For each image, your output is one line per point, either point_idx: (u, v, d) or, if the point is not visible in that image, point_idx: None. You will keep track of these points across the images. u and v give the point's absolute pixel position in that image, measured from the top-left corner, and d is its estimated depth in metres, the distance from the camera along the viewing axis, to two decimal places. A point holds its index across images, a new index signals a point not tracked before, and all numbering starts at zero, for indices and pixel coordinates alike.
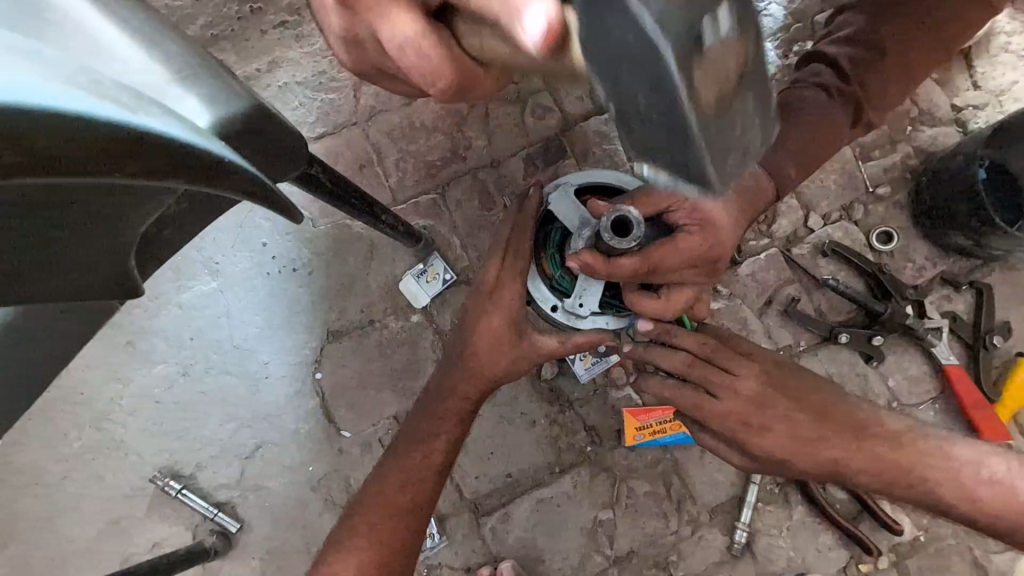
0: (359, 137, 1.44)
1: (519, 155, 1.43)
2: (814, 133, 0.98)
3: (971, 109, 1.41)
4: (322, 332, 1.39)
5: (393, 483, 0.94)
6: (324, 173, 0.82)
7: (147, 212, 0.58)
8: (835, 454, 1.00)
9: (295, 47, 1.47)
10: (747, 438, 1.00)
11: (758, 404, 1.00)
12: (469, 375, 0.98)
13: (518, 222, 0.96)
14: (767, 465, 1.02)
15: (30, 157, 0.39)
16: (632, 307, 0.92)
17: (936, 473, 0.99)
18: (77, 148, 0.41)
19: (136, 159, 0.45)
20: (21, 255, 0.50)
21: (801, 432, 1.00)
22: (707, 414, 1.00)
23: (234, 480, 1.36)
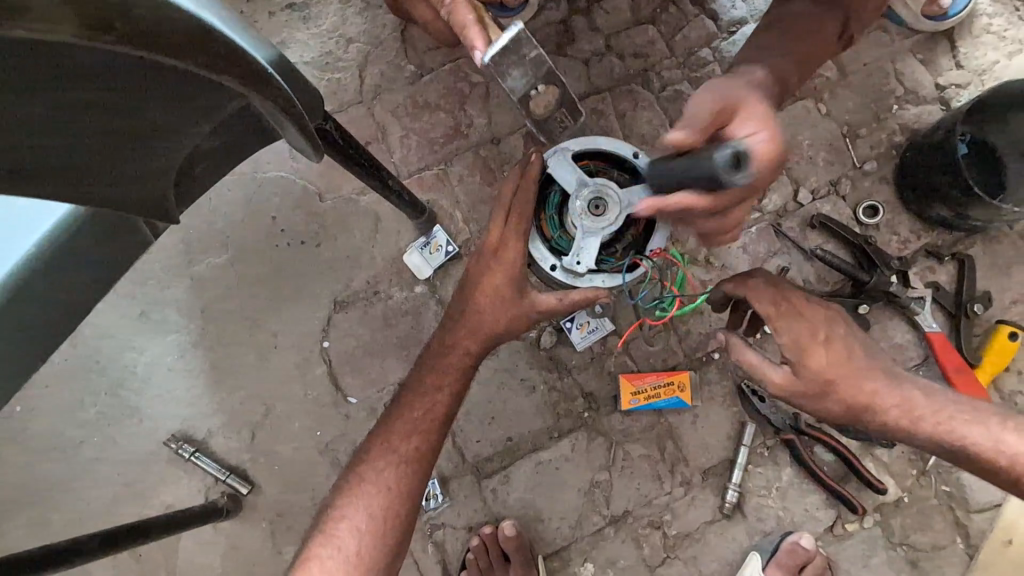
0: (365, 115, 1.50)
1: (519, 133, 1.49)
2: (810, 40, 1.04)
3: (954, 88, 1.46)
4: (329, 302, 1.44)
5: (398, 433, 0.96)
6: (337, 128, 0.87)
7: (182, 137, 0.64)
8: (877, 384, 1.00)
9: (303, 29, 1.52)
10: (812, 347, 0.98)
11: (828, 321, 1.00)
12: (470, 331, 1.01)
13: (523, 184, 0.99)
14: (817, 385, 0.99)
15: (132, 28, 0.46)
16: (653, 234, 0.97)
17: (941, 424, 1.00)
18: (168, 32, 0.48)
19: (206, 53, 0.52)
20: (80, 155, 0.56)
21: (856, 354, 1.00)
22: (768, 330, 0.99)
23: (245, 444, 1.42)
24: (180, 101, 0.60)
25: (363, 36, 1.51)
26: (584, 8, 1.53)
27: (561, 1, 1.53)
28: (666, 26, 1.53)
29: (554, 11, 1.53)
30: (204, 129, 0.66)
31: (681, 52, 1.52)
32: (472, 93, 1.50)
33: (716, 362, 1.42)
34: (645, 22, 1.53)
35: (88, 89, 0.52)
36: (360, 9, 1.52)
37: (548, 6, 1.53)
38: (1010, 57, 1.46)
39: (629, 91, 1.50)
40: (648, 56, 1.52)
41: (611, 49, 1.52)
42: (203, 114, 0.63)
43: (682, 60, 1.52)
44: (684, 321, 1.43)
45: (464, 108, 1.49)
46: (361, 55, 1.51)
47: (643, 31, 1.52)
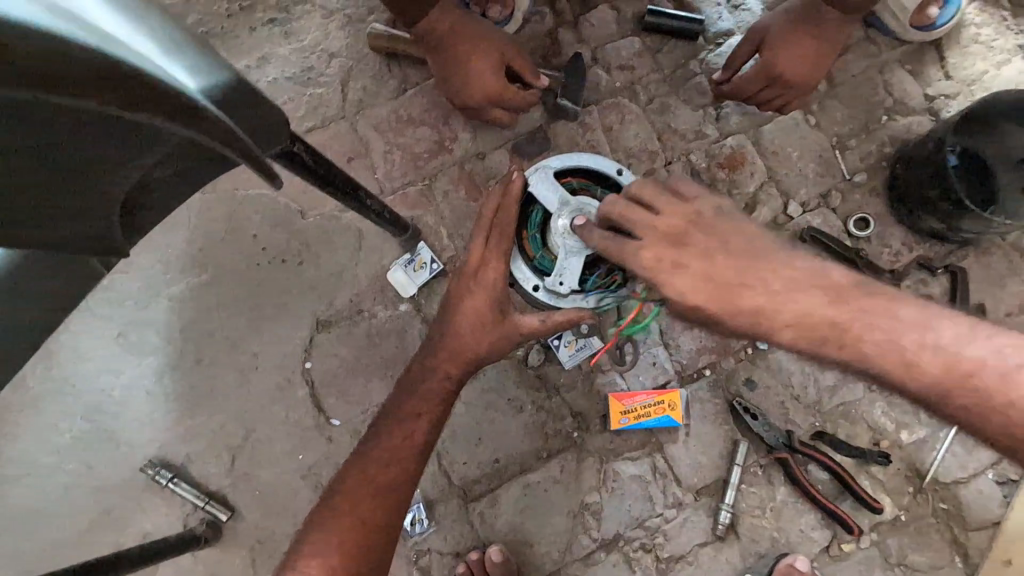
0: (347, 131, 1.47)
1: (505, 147, 1.47)
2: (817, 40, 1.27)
3: (943, 98, 1.45)
4: (311, 321, 1.41)
5: (374, 463, 0.92)
6: (307, 151, 0.84)
7: (125, 171, 0.62)
8: (760, 302, 0.90)
9: (284, 44, 1.50)
10: (659, 276, 0.93)
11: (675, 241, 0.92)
12: (451, 355, 0.97)
13: (504, 202, 0.96)
14: (689, 314, 0.94)
15: (17, 66, 0.43)
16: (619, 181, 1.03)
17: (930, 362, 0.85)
18: (71, 68, 0.46)
19: (115, 89, 0.49)
20: (12, 197, 0.55)
21: (723, 274, 0.91)
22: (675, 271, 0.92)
23: (225, 469, 1.38)
24: (113, 137, 0.57)
25: (345, 50, 1.49)
26: (570, 21, 1.51)
27: (546, 14, 1.51)
28: (652, 38, 1.51)
29: (539, 24, 1.51)
30: (149, 160, 0.63)
31: (667, 65, 1.50)
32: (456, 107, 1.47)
33: (706, 379, 1.39)
34: (630, 34, 1.51)
35: (10, 132, 0.49)
36: (342, 23, 1.50)
37: (532, 18, 1.51)
38: (999, 68, 1.45)
39: (615, 104, 1.49)
40: (635, 69, 1.50)
41: (597, 62, 1.50)
42: (148, 148, 0.61)
43: (669, 73, 1.50)
44: (674, 337, 1.40)
45: (448, 122, 1.47)
46: (343, 70, 1.49)
47: (629, 43, 1.51)
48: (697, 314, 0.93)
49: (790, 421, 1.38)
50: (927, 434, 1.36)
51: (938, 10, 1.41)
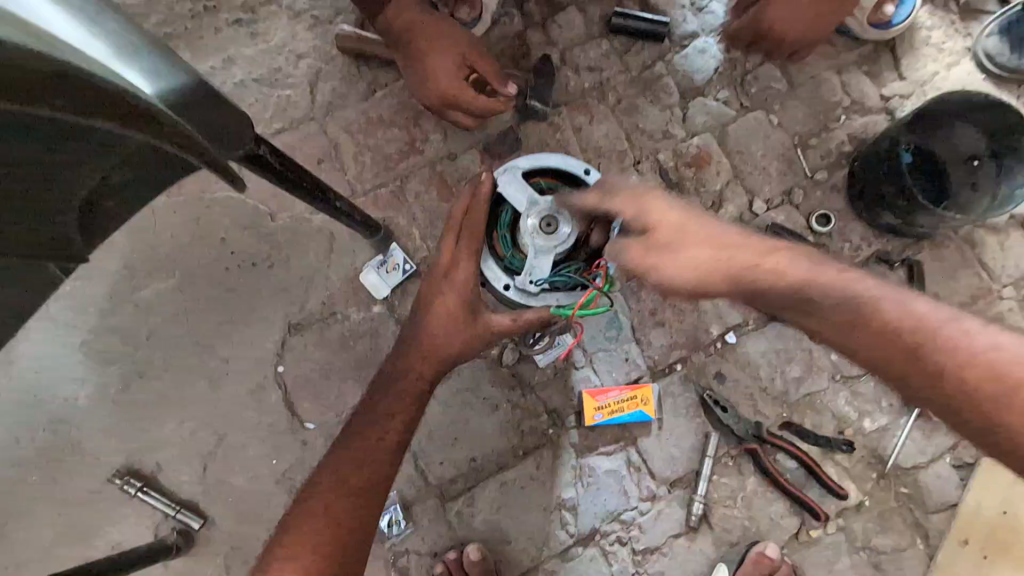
0: (317, 132, 1.47)
1: (477, 148, 1.48)
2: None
3: (898, 98, 1.50)
4: (283, 324, 1.40)
5: (344, 466, 0.91)
6: (275, 155, 0.84)
7: (87, 171, 0.72)
8: (747, 271, 0.86)
9: (251, 45, 1.49)
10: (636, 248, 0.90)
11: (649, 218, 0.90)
12: (424, 354, 0.97)
13: (473, 203, 0.98)
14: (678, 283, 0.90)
15: None
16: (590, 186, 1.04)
17: (917, 336, 0.80)
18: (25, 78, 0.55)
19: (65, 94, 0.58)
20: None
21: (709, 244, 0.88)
22: (662, 250, 0.89)
23: (197, 477, 1.35)
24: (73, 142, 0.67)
25: (313, 51, 1.48)
26: (539, 23, 1.53)
27: (515, 16, 1.53)
28: (620, 39, 1.53)
29: (508, 25, 1.52)
30: (106, 165, 0.73)
31: (635, 66, 1.53)
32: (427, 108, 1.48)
33: (678, 373, 1.42)
34: (598, 36, 1.54)
35: None
36: (310, 24, 1.49)
37: (501, 20, 1.52)
38: (949, 68, 1.51)
39: (584, 105, 1.51)
40: (603, 70, 1.52)
41: (566, 63, 1.52)
42: (102, 148, 0.70)
43: (637, 74, 1.52)
44: (646, 334, 1.43)
45: (419, 124, 1.48)
46: (311, 71, 1.48)
47: (597, 44, 1.53)
48: (680, 280, 0.88)
49: (758, 412, 1.41)
50: (887, 421, 1.41)
51: (894, 9, 1.45)
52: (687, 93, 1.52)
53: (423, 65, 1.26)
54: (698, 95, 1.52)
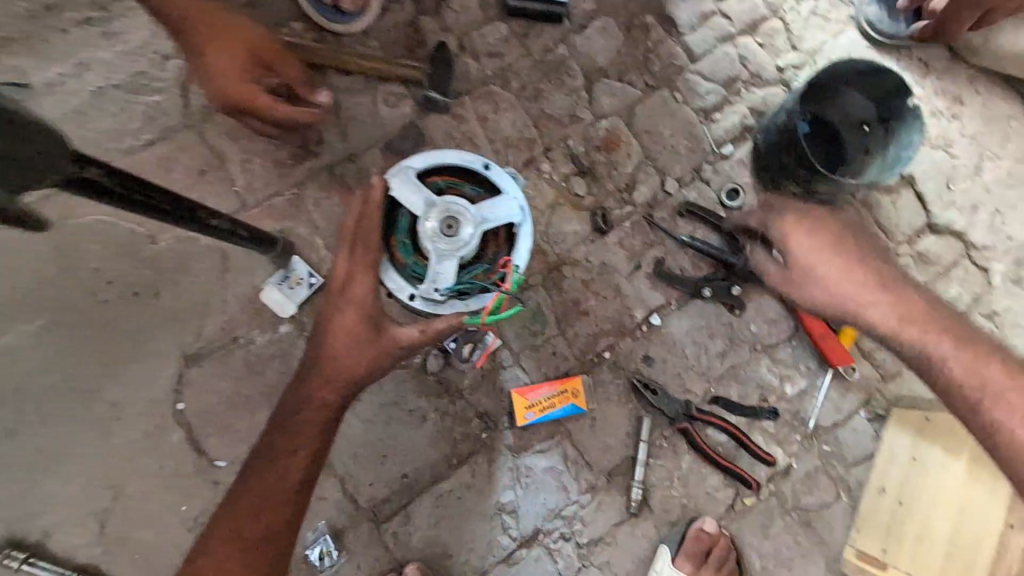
0: (195, 141, 1.33)
1: (378, 146, 1.39)
2: None
3: (792, 69, 1.53)
4: (178, 357, 1.27)
5: (239, 515, 0.84)
6: (107, 174, 0.71)
7: None
8: (870, 314, 1.22)
9: (106, 46, 1.32)
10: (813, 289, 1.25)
11: (843, 262, 1.25)
12: (326, 380, 0.89)
13: (365, 209, 0.89)
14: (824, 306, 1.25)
15: None
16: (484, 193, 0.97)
17: (944, 382, 1.18)
18: None
19: None
20: None
21: (842, 275, 1.25)
22: (800, 284, 1.27)
23: (94, 537, 1.21)
24: None
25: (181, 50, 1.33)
26: (432, 8, 1.45)
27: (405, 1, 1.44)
28: (518, 22, 1.48)
29: (399, 12, 1.43)
30: None
31: (537, 49, 1.48)
32: None
33: (607, 361, 1.41)
34: (496, 20, 1.47)
35: None
36: None
37: (390, 7, 1.43)
38: (836, 37, 1.55)
39: (488, 93, 1.44)
40: (504, 54, 1.46)
41: (465, 49, 1.45)
42: None
43: (539, 58, 1.48)
44: (571, 325, 1.40)
45: None
46: (181, 73, 1.33)
47: (496, 28, 1.47)
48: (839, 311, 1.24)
49: (688, 390, 1.43)
50: (806, 384, 1.46)
51: None
52: (591, 74, 1.49)
53: (207, 66, 1.17)
54: (602, 76, 1.49)
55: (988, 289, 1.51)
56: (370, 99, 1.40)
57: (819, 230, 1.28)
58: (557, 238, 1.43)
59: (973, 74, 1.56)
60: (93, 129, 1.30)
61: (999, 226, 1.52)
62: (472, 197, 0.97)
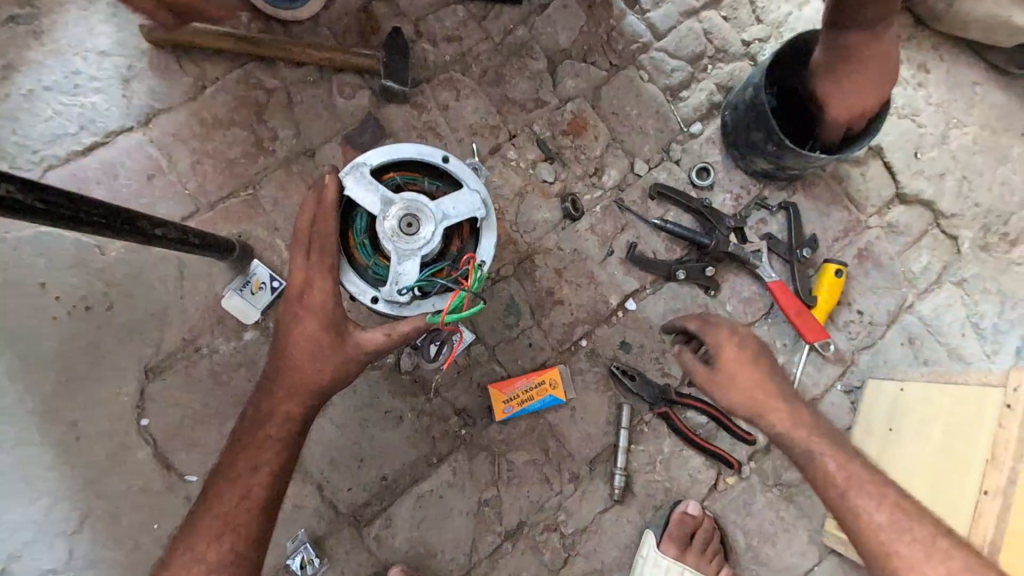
0: (141, 143, 1.26)
1: (336, 140, 1.33)
2: None
3: (758, 43, 1.51)
4: (138, 370, 1.21)
5: (202, 536, 0.81)
6: (25, 190, 0.66)
7: None
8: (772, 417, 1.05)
9: (36, 46, 1.25)
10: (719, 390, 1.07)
11: (744, 360, 1.07)
12: (288, 392, 0.86)
13: (320, 210, 0.85)
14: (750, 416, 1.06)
15: None
16: (444, 188, 0.93)
17: (861, 523, 0.98)
18: None
19: None
20: None
21: (741, 383, 1.06)
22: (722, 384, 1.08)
23: (63, 562, 1.17)
24: None
25: (118, 47, 1.27)
26: None
27: None
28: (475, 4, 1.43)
29: None
30: None
31: (497, 31, 1.43)
32: (270, 102, 1.32)
33: (583, 350, 1.39)
34: (452, 3, 1.42)
35: None
36: (108, 15, 1.27)
37: None
38: (801, 8, 1.53)
39: (447, 80, 1.40)
40: (462, 39, 1.42)
41: (421, 35, 1.40)
42: None
43: (499, 41, 1.43)
44: (545, 316, 1.38)
45: (263, 120, 1.31)
46: (120, 71, 1.26)
47: (452, 12, 1.42)
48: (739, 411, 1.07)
49: (666, 374, 1.42)
50: (784, 361, 1.46)
51: None
52: (553, 55, 1.45)
53: None
54: (565, 57, 1.45)
55: (958, 256, 1.52)
56: (325, 90, 1.34)
57: (746, 343, 1.09)
58: (526, 227, 1.40)
59: (936, 40, 1.56)
60: (29, 135, 1.23)
61: (966, 193, 1.53)
62: (432, 193, 0.92)
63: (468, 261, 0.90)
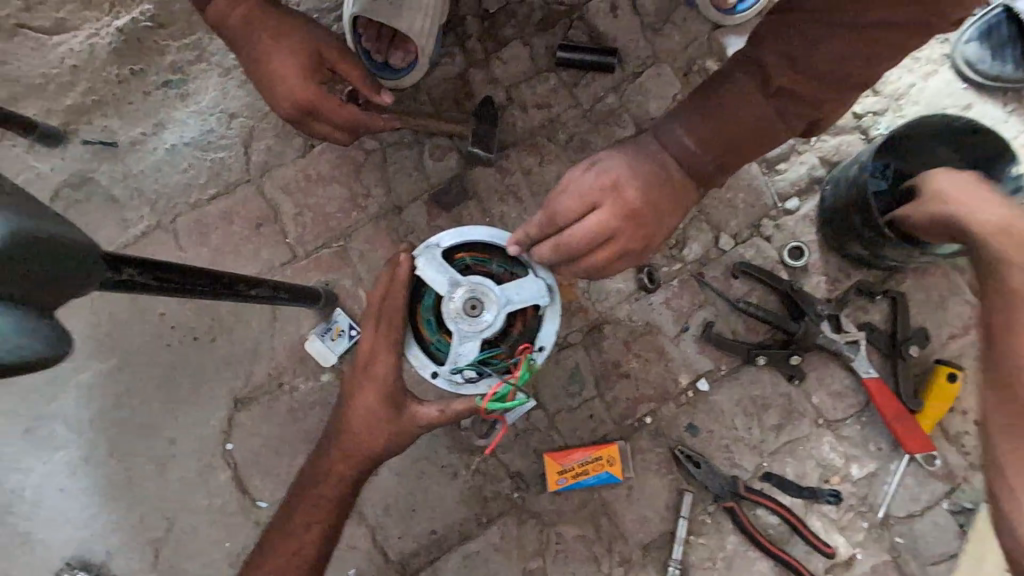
0: (254, 194, 1.42)
1: (422, 199, 1.42)
2: None
3: (871, 115, 1.39)
4: (229, 399, 1.34)
5: None
6: (143, 271, 0.73)
7: None
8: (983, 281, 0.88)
9: (182, 107, 1.45)
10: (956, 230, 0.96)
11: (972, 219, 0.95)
12: (345, 455, 0.91)
13: (390, 287, 0.90)
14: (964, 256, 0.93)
15: None
16: (512, 269, 0.95)
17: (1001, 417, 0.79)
18: None
19: None
20: None
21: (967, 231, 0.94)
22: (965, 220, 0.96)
23: (148, 563, 1.29)
24: None
25: (246, 109, 1.44)
26: (481, 60, 1.48)
27: (456, 55, 1.48)
28: (568, 73, 1.47)
29: (449, 67, 1.48)
30: None
31: (587, 99, 1.46)
32: (368, 162, 1.43)
33: (647, 427, 1.34)
34: (545, 71, 1.47)
35: None
36: (242, 81, 1.45)
37: (442, 62, 1.47)
38: (926, 78, 1.39)
39: (534, 145, 1.44)
40: (552, 105, 1.46)
41: (512, 101, 1.46)
42: None
43: (589, 108, 1.46)
44: (610, 387, 1.35)
45: (359, 179, 1.42)
46: (244, 131, 1.44)
47: (544, 80, 1.47)
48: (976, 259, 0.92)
49: (736, 464, 1.33)
50: (877, 467, 1.32)
51: None
52: (643, 123, 1.45)
53: (291, 77, 0.99)
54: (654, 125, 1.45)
55: None
56: (417, 153, 1.43)
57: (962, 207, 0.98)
58: (598, 294, 1.38)
59: None
60: (167, 183, 1.43)
61: None
62: (500, 274, 0.95)
63: (527, 343, 0.92)
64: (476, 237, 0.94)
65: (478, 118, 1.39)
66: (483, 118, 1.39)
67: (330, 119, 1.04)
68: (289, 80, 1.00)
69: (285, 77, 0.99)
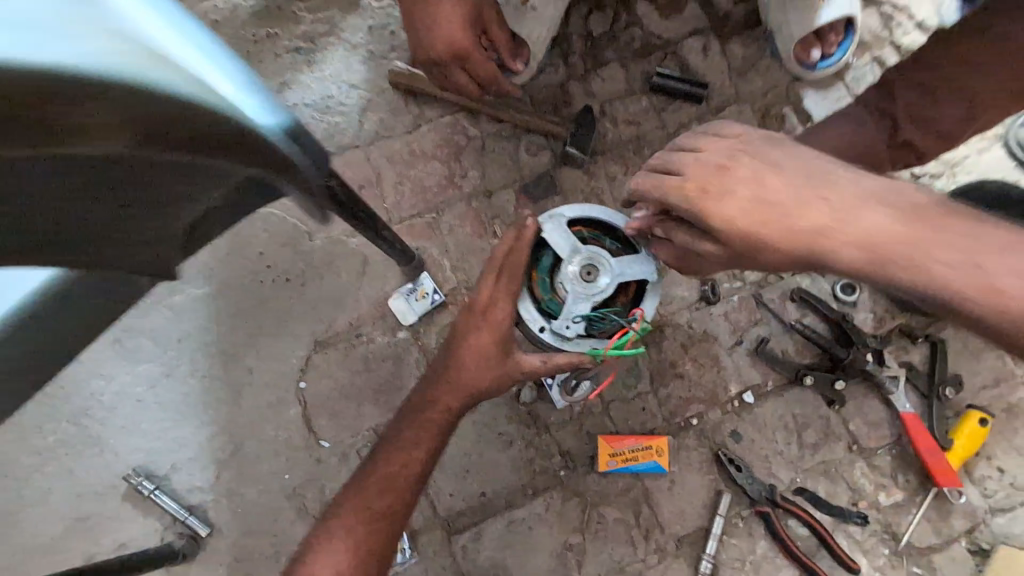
0: (360, 160, 1.54)
1: (513, 188, 1.54)
2: None
3: (929, 177, 1.54)
4: (310, 341, 1.42)
5: (368, 489, 0.95)
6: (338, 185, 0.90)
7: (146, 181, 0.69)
8: None
9: (306, 72, 1.59)
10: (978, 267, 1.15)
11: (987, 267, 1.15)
12: (453, 387, 1.01)
13: (518, 245, 1.01)
14: None
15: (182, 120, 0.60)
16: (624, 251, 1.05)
17: None
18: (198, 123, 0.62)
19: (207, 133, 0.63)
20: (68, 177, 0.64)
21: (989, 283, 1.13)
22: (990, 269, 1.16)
23: (210, 483, 1.36)
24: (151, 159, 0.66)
25: (364, 83, 1.58)
26: (582, 74, 1.62)
27: (560, 66, 1.62)
28: (659, 98, 1.62)
29: (553, 75, 1.61)
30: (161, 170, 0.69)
31: (673, 124, 1.61)
32: (468, 147, 1.56)
33: (694, 427, 1.43)
34: (639, 93, 1.62)
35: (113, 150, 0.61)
36: (364, 57, 1.59)
37: (547, 69, 1.61)
38: (979, 153, 1.55)
39: (621, 156, 1.57)
40: (641, 124, 1.60)
41: (606, 114, 1.60)
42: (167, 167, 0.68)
43: (674, 132, 1.60)
44: (663, 386, 1.45)
45: (459, 160, 1.55)
46: (360, 102, 1.57)
47: (637, 101, 1.61)
48: None
49: (773, 474, 1.42)
50: (903, 498, 1.41)
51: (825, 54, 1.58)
52: None
53: (456, 28, 1.08)
54: None
55: None
56: (514, 145, 1.56)
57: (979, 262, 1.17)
58: (663, 298, 1.49)
59: None
60: None
61: None
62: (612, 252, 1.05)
63: (638, 313, 1.01)
64: (596, 215, 1.05)
65: (578, 123, 1.53)
66: (581, 125, 1.53)
67: (478, 70, 1.15)
68: (453, 32, 1.08)
69: (448, 24, 1.08)
